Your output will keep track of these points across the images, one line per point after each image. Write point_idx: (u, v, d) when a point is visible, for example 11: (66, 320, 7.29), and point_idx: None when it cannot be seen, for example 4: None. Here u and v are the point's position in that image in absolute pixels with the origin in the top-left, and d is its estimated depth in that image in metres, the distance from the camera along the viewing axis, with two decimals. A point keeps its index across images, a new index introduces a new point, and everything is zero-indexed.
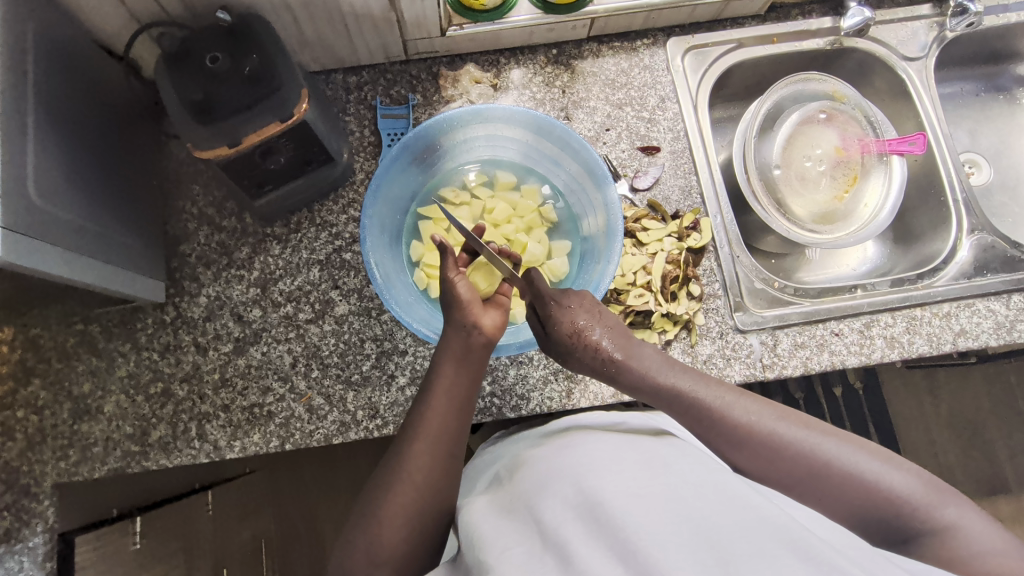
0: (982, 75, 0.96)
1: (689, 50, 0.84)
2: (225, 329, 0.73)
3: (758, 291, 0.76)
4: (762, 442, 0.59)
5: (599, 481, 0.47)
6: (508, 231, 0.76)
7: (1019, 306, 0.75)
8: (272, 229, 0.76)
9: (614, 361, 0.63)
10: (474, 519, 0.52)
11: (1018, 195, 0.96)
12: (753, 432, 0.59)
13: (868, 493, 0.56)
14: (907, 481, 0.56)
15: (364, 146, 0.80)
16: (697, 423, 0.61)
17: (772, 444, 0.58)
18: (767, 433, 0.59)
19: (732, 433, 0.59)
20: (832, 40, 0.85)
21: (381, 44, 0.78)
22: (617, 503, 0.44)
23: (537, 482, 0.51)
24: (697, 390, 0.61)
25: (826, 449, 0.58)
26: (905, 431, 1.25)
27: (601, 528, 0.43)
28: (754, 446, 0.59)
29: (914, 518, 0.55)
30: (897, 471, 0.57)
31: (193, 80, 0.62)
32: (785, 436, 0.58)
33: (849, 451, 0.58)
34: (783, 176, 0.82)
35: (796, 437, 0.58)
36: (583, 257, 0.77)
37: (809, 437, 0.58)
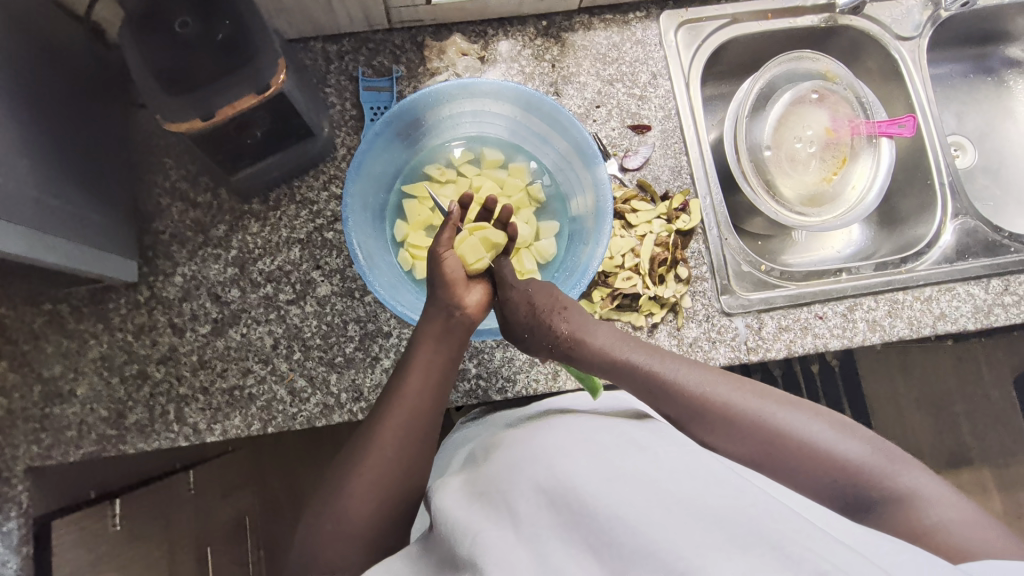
0: (971, 56, 0.96)
1: (683, 25, 0.81)
2: (202, 309, 0.71)
3: (744, 273, 0.76)
4: (715, 414, 0.58)
5: (571, 468, 0.47)
6: None
7: (998, 289, 0.76)
8: (250, 206, 0.73)
9: (567, 337, 0.62)
10: (446, 499, 0.51)
11: (999, 178, 0.96)
12: (707, 404, 0.59)
13: (826, 461, 0.56)
14: (861, 448, 0.57)
15: (346, 119, 0.77)
16: (650, 396, 0.61)
17: (724, 416, 0.58)
18: (722, 406, 0.59)
19: (687, 405, 0.59)
20: (826, 17, 0.83)
21: (362, 11, 0.74)
22: (592, 488, 0.44)
23: (511, 465, 0.50)
24: (652, 363, 0.61)
25: (779, 419, 0.58)
26: (877, 406, 1.28)
27: (576, 520, 0.43)
28: (706, 419, 0.59)
29: (872, 483, 0.56)
30: (851, 439, 0.57)
31: (159, 45, 0.57)
32: (737, 406, 0.58)
33: (803, 421, 0.58)
34: (772, 157, 0.82)
35: (749, 408, 0.58)
36: (571, 238, 0.76)
37: (763, 408, 0.59)
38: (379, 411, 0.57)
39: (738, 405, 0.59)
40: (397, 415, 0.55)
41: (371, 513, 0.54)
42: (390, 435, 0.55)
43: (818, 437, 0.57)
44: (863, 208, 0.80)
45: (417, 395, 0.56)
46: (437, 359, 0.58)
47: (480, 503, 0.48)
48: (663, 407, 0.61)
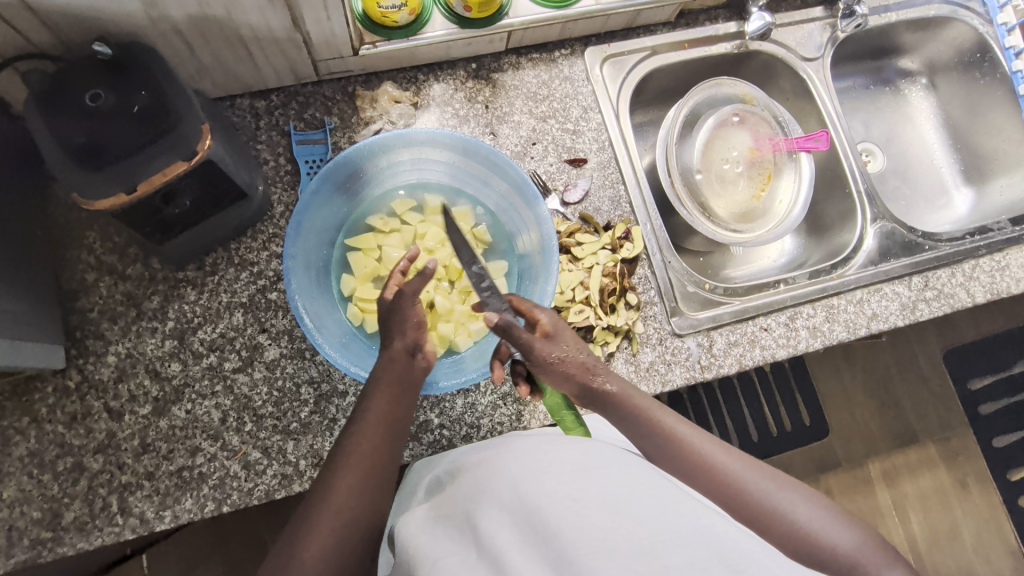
0: (869, 70, 1.04)
1: (607, 59, 0.85)
2: (140, 388, 0.67)
3: (690, 294, 0.79)
4: (709, 477, 0.56)
5: (532, 478, 0.45)
6: (443, 257, 0.74)
7: (920, 286, 0.81)
8: (185, 273, 0.70)
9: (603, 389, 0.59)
10: (405, 530, 0.48)
11: (908, 179, 1.04)
12: (705, 467, 0.57)
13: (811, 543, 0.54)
14: (846, 533, 0.55)
15: (281, 175, 0.75)
16: (683, 465, 0.57)
17: (717, 475, 0.56)
18: (714, 468, 0.57)
19: (683, 467, 0.57)
20: (738, 44, 0.88)
21: (288, 66, 0.73)
22: (554, 508, 0.41)
23: (471, 487, 0.47)
24: (691, 437, 0.58)
25: (769, 491, 0.56)
26: (827, 397, 1.34)
27: (537, 540, 0.40)
28: (700, 479, 0.56)
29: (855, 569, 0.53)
30: (841, 526, 0.55)
31: (69, 121, 0.55)
32: (733, 472, 0.57)
33: (826, 520, 0.55)
34: (704, 180, 0.85)
35: (741, 475, 0.57)
36: (521, 277, 0.76)
37: (794, 500, 0.56)
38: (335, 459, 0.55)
39: (731, 469, 0.57)
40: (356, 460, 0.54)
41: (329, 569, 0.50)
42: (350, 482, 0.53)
43: (807, 515, 0.55)
44: (792, 220, 0.84)
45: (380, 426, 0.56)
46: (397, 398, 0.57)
47: (441, 530, 0.45)
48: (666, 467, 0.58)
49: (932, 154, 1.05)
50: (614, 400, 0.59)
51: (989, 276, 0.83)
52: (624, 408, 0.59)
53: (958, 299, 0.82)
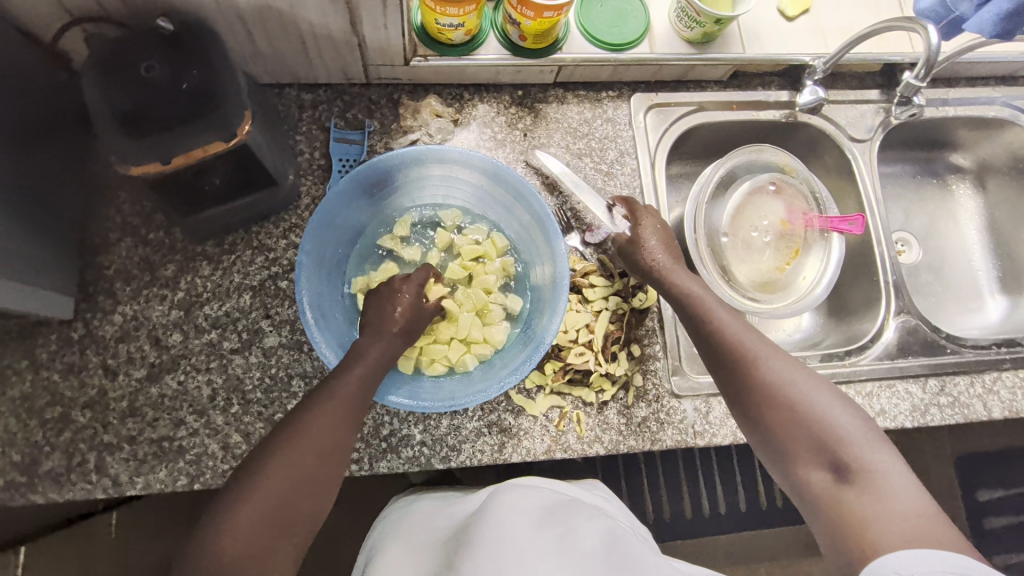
0: (918, 160, 1.02)
1: (652, 108, 0.85)
2: (138, 352, 0.68)
3: (696, 355, 0.77)
4: (745, 368, 0.61)
5: (506, 519, 0.60)
6: (478, 275, 0.75)
7: (934, 390, 0.79)
8: (203, 248, 0.72)
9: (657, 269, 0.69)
10: None
11: (942, 275, 1.01)
12: (741, 362, 0.61)
13: (816, 432, 0.57)
14: (848, 420, 0.57)
15: (313, 168, 0.76)
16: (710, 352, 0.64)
17: (753, 370, 0.61)
18: (755, 368, 0.61)
19: (725, 363, 0.62)
20: (786, 114, 0.87)
21: (340, 65, 0.75)
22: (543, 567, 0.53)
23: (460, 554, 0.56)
24: (738, 331, 0.63)
25: (808, 400, 0.58)
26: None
27: None
28: (736, 369, 0.62)
29: (849, 456, 0.56)
30: (850, 419, 0.57)
31: (120, 87, 0.56)
32: (775, 377, 0.60)
33: (828, 406, 0.58)
34: (729, 244, 0.84)
35: (773, 369, 0.60)
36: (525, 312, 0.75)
37: (811, 401, 0.58)
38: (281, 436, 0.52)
39: (768, 368, 0.60)
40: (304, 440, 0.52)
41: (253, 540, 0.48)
42: (295, 460, 0.51)
43: (828, 418, 0.57)
44: (812, 298, 0.82)
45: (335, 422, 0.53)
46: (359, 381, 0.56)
47: None
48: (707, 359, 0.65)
49: (970, 254, 1.03)
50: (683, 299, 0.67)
51: (1010, 392, 0.80)
52: (689, 300, 0.66)
53: (972, 410, 0.79)
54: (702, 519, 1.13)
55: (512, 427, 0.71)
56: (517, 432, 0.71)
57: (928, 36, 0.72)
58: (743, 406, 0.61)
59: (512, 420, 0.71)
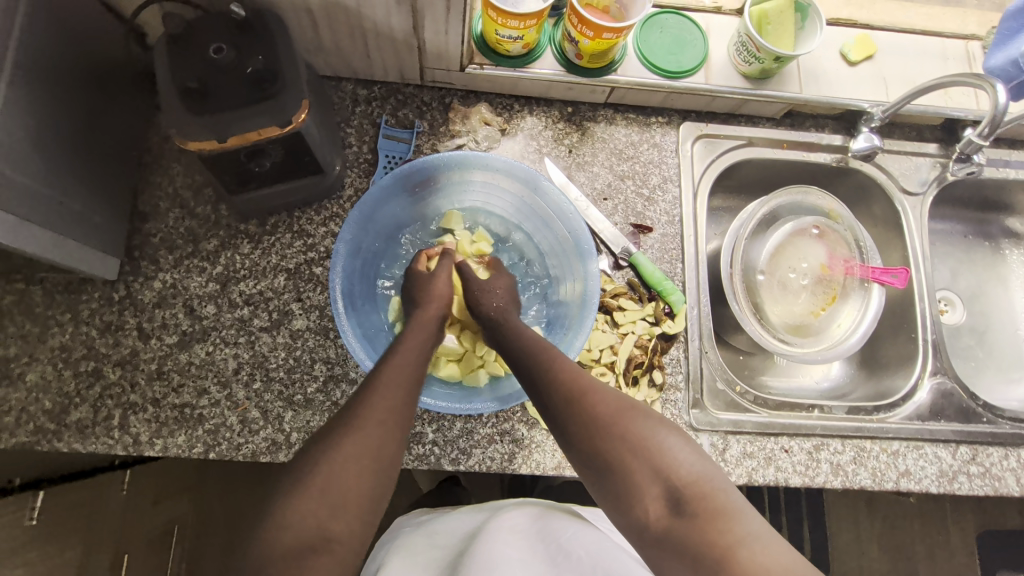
0: (972, 219, 0.99)
1: (701, 138, 0.84)
2: (173, 319, 0.70)
3: (719, 390, 0.76)
4: (589, 416, 0.55)
5: (501, 547, 0.64)
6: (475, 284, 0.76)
7: (964, 458, 0.76)
8: (246, 226, 0.74)
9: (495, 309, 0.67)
10: None
11: (985, 340, 0.98)
12: (577, 388, 0.57)
13: (664, 477, 0.53)
14: (688, 453, 0.54)
15: (360, 161, 0.78)
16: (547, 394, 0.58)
17: (601, 420, 0.55)
18: (595, 408, 0.56)
19: (568, 409, 0.56)
20: (837, 158, 0.86)
21: (398, 65, 0.77)
22: None
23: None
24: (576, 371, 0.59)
25: (655, 439, 0.54)
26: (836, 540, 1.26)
27: None
28: (587, 421, 0.55)
29: (698, 498, 0.52)
30: (690, 454, 0.55)
31: (189, 65, 0.59)
32: (621, 417, 0.55)
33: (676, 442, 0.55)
34: (765, 282, 0.83)
35: (636, 421, 0.55)
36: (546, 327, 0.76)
37: (657, 439, 0.55)
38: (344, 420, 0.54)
39: (620, 415, 0.56)
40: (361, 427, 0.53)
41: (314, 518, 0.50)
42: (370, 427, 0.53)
43: (672, 455, 0.54)
44: (846, 347, 0.80)
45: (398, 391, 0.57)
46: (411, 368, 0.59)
47: None
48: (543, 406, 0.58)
49: (1017, 322, 0.99)
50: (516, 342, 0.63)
51: None
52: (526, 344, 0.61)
53: (1004, 484, 0.75)
54: None
55: (524, 438, 0.71)
56: (528, 444, 0.71)
57: (998, 96, 0.70)
58: (587, 455, 0.55)
59: (526, 432, 0.71)
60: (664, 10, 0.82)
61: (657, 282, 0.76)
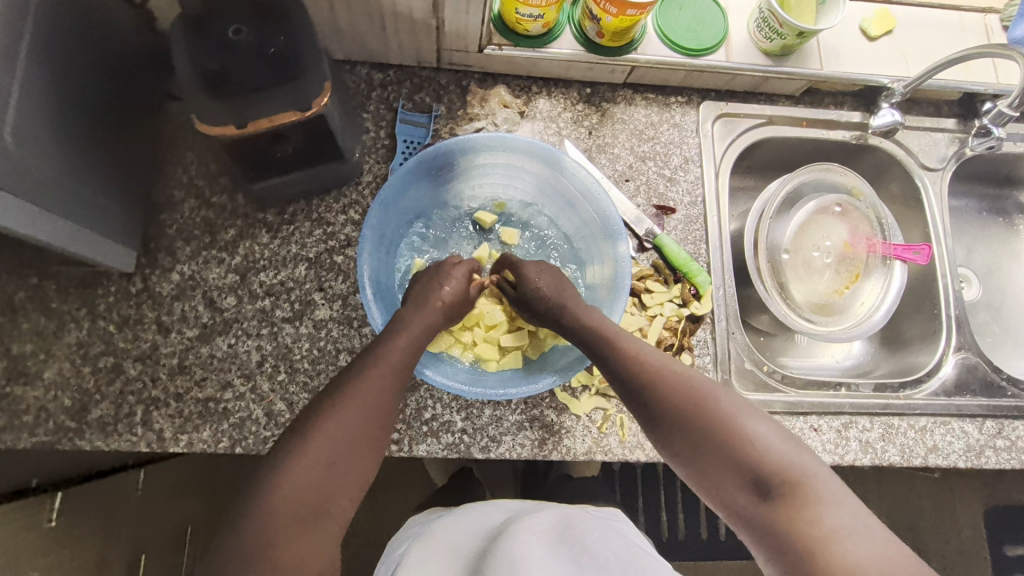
0: (986, 196, 0.99)
1: (720, 117, 0.84)
2: (193, 312, 0.69)
3: (746, 371, 0.75)
4: (653, 387, 0.56)
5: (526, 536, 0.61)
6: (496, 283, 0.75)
7: (991, 432, 0.76)
8: (264, 215, 0.72)
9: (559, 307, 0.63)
10: None
11: (1001, 316, 0.98)
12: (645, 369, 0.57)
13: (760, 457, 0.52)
14: (766, 430, 0.54)
15: (378, 147, 0.77)
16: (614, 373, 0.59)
17: (687, 396, 0.55)
18: (671, 387, 0.56)
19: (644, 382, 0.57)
20: (857, 135, 0.86)
21: (415, 47, 0.75)
22: None
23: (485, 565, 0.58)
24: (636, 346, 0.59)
25: (721, 407, 0.55)
26: None
27: None
28: (654, 391, 0.56)
29: (765, 463, 0.52)
30: (775, 432, 0.54)
31: (208, 46, 0.57)
32: (702, 401, 0.55)
33: (761, 422, 0.55)
34: (790, 261, 0.82)
35: (713, 396, 0.55)
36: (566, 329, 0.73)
37: (733, 410, 0.55)
38: (313, 420, 0.53)
39: (699, 392, 0.56)
40: (348, 417, 0.53)
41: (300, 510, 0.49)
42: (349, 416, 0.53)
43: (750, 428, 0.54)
44: (870, 324, 0.80)
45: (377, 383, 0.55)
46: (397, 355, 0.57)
47: None
48: (609, 376, 0.59)
49: None
50: (589, 327, 0.61)
51: None
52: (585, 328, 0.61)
53: None
54: (718, 542, 1.14)
55: (554, 424, 0.70)
56: (558, 430, 0.70)
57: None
58: (664, 432, 0.56)
59: (555, 417, 0.70)
60: None
61: (682, 263, 0.75)
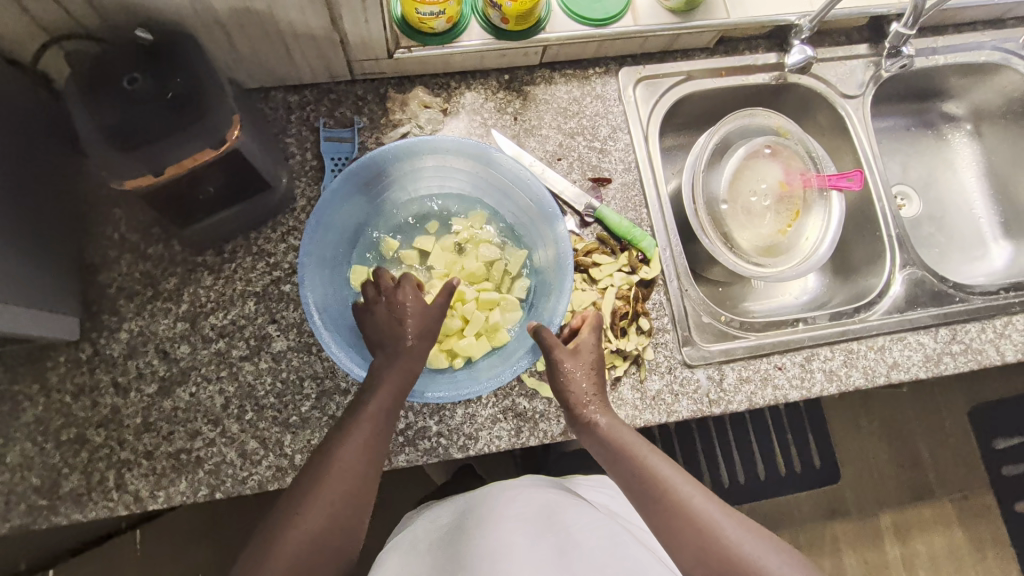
0: (911, 112, 1.02)
1: (641, 81, 0.85)
2: (148, 367, 0.68)
3: (705, 324, 0.77)
4: (645, 492, 0.59)
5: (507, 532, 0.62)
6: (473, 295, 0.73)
7: (946, 338, 0.78)
8: (204, 258, 0.71)
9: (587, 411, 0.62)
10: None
11: (944, 226, 1.02)
12: (666, 500, 0.58)
13: None
14: (795, 571, 0.54)
15: (306, 170, 0.76)
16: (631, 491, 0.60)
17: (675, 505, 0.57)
18: (687, 519, 0.56)
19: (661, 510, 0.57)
20: (776, 76, 0.87)
21: (324, 63, 0.75)
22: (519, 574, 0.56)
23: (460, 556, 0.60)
24: (660, 471, 0.59)
25: (738, 539, 0.55)
26: None
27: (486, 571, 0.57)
28: (643, 494, 0.59)
29: None
30: (791, 561, 0.55)
31: (105, 99, 0.56)
32: (720, 535, 0.56)
33: (777, 554, 0.55)
34: (729, 210, 0.84)
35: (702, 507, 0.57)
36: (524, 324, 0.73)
37: (750, 544, 0.55)
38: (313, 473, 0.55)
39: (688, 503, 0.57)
40: (351, 444, 0.56)
41: (306, 555, 0.52)
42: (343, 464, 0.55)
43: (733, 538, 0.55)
44: (817, 257, 0.82)
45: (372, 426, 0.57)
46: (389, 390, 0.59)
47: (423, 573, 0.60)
48: (641, 508, 0.60)
49: (970, 202, 1.02)
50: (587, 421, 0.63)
51: (1021, 334, 0.79)
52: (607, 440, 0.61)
53: (986, 355, 0.78)
54: None
55: (527, 411, 0.71)
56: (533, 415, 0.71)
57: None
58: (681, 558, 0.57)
59: (527, 404, 0.71)
60: None
61: (626, 231, 0.76)
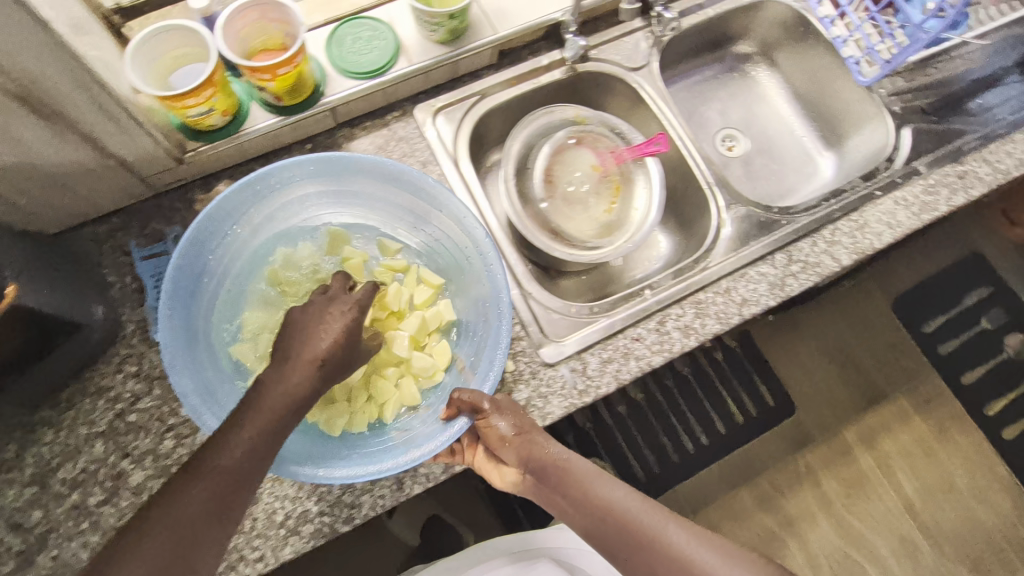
0: (709, 63, 1.08)
1: (438, 113, 0.87)
2: (5, 544, 0.65)
3: (555, 320, 0.78)
4: (619, 529, 0.63)
5: None
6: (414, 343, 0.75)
7: (784, 262, 0.82)
8: (39, 415, 0.69)
9: (522, 436, 0.69)
10: None
11: (775, 154, 1.07)
12: (604, 504, 0.64)
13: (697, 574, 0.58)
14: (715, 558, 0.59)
15: (128, 295, 0.75)
16: (567, 497, 0.66)
17: (640, 535, 0.62)
18: (620, 518, 0.63)
19: (599, 511, 0.64)
20: (564, 70, 0.92)
21: (117, 188, 0.75)
22: None
23: None
24: (595, 479, 0.66)
25: (668, 537, 0.61)
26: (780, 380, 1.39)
27: None
28: (602, 519, 0.64)
29: None
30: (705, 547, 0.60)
31: None
32: (642, 526, 0.62)
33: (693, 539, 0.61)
34: (552, 207, 0.86)
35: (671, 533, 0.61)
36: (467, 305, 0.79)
37: (675, 535, 0.61)
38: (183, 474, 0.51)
39: (651, 534, 0.61)
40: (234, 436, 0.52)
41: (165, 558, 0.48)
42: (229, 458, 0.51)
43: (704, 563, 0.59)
44: (645, 227, 0.85)
45: (260, 428, 0.53)
46: (242, 461, 0.52)
47: None
48: (576, 513, 0.66)
49: (790, 126, 1.08)
50: (550, 470, 0.68)
51: (850, 236, 0.83)
52: (546, 462, 0.68)
53: (824, 266, 0.82)
54: None
55: None
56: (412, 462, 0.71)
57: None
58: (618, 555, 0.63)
59: None
60: (337, 24, 0.84)
61: None
